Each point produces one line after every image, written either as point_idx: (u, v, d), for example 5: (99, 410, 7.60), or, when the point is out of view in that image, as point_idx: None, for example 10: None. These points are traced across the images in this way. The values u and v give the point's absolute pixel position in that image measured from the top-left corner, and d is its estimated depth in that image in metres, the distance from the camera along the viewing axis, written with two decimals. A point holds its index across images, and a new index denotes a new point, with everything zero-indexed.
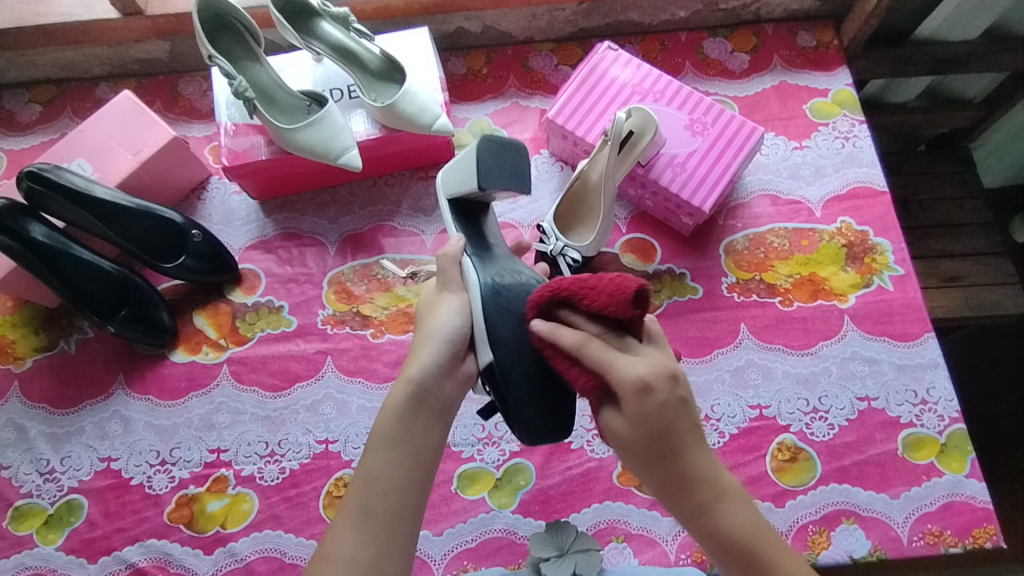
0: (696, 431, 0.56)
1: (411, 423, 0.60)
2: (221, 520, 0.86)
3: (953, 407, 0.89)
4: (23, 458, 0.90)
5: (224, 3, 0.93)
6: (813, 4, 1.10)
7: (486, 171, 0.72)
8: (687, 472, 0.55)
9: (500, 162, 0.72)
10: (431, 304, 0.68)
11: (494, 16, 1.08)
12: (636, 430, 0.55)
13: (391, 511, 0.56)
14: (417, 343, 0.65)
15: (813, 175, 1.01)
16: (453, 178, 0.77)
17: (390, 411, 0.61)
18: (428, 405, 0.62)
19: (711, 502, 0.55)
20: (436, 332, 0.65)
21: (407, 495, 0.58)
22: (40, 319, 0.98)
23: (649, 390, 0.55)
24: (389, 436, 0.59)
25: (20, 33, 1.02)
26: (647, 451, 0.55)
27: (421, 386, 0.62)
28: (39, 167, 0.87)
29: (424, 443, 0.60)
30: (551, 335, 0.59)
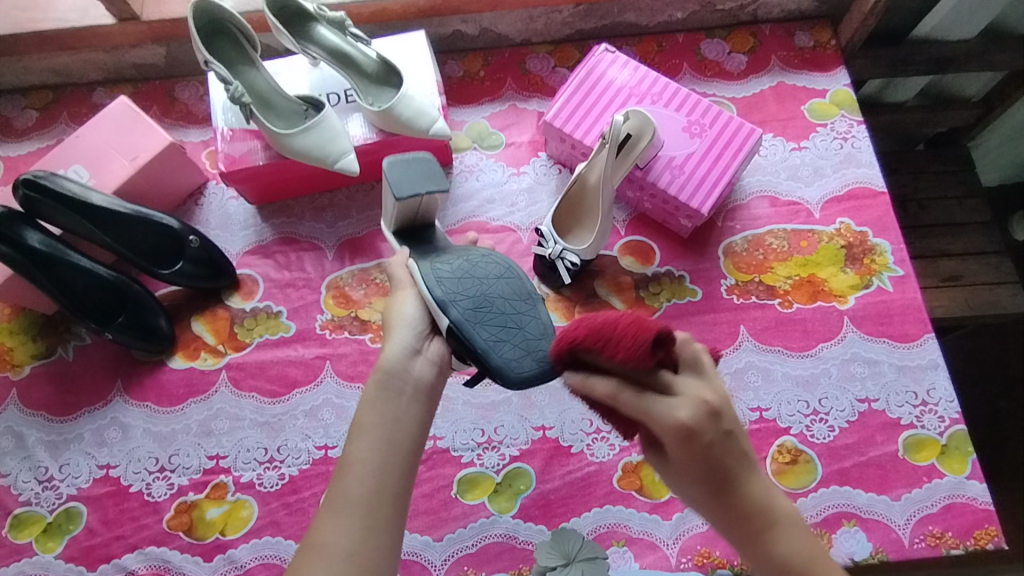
0: (745, 457, 0.55)
1: (390, 407, 0.58)
2: (221, 527, 0.86)
3: (954, 408, 0.88)
4: (21, 466, 0.90)
5: (219, 8, 0.92)
6: (810, 4, 1.10)
7: (399, 181, 0.73)
8: (742, 503, 0.54)
9: (407, 172, 0.74)
10: (389, 303, 0.69)
11: (490, 18, 1.08)
12: (688, 468, 0.55)
13: (375, 497, 0.54)
14: (387, 332, 0.65)
15: (811, 176, 1.01)
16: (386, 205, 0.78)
17: (368, 400, 0.59)
18: (402, 387, 0.60)
19: (764, 533, 0.54)
20: (402, 318, 0.66)
21: (390, 483, 0.55)
22: (38, 325, 0.97)
23: (690, 432, 0.53)
24: (371, 422, 0.57)
25: (16, 40, 1.02)
26: (701, 486, 0.55)
27: (393, 369, 0.61)
28: (35, 174, 0.87)
29: (402, 427, 0.58)
30: (585, 385, 0.57)
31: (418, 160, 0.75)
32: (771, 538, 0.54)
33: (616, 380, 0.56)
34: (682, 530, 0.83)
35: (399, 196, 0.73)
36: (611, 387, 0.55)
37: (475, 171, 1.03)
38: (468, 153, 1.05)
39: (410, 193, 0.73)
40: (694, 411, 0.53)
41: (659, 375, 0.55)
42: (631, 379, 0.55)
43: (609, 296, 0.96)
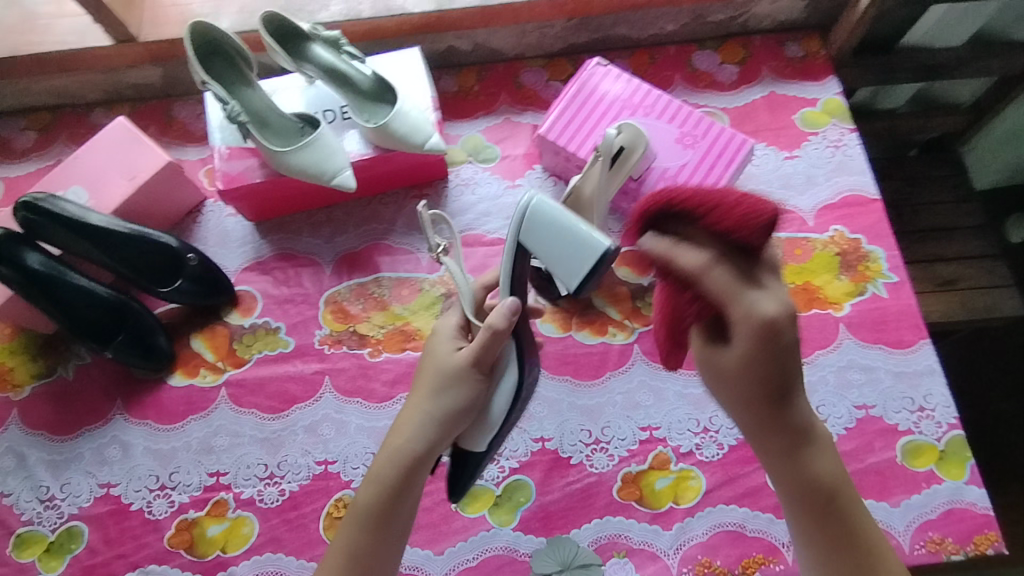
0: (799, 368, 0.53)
1: (400, 500, 0.64)
2: (222, 544, 0.86)
3: (951, 414, 0.89)
4: (23, 485, 0.90)
5: (215, 29, 0.93)
6: (800, 15, 1.11)
7: (544, 238, 0.63)
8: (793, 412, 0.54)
9: (568, 246, 0.61)
10: (449, 383, 0.66)
11: (484, 34, 1.09)
12: (762, 377, 0.50)
13: (369, 565, 0.63)
14: (414, 416, 0.66)
15: (804, 185, 1.02)
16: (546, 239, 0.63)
17: (375, 486, 0.64)
18: (418, 479, 0.65)
19: (805, 451, 0.55)
20: (432, 415, 0.66)
21: (386, 554, 0.64)
22: (38, 345, 0.98)
23: (774, 329, 0.48)
24: (378, 515, 0.64)
25: (14, 62, 1.03)
26: (768, 389, 0.51)
27: (405, 467, 0.64)
28: (34, 197, 0.88)
29: (404, 522, 0.65)
30: (666, 258, 0.48)
31: (597, 266, 0.60)
32: (807, 452, 0.55)
33: (710, 251, 0.48)
34: (682, 540, 0.83)
35: (535, 252, 0.64)
36: (705, 259, 0.47)
37: (471, 184, 1.04)
38: (464, 167, 1.06)
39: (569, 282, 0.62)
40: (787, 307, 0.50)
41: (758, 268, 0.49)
42: (729, 255, 0.48)
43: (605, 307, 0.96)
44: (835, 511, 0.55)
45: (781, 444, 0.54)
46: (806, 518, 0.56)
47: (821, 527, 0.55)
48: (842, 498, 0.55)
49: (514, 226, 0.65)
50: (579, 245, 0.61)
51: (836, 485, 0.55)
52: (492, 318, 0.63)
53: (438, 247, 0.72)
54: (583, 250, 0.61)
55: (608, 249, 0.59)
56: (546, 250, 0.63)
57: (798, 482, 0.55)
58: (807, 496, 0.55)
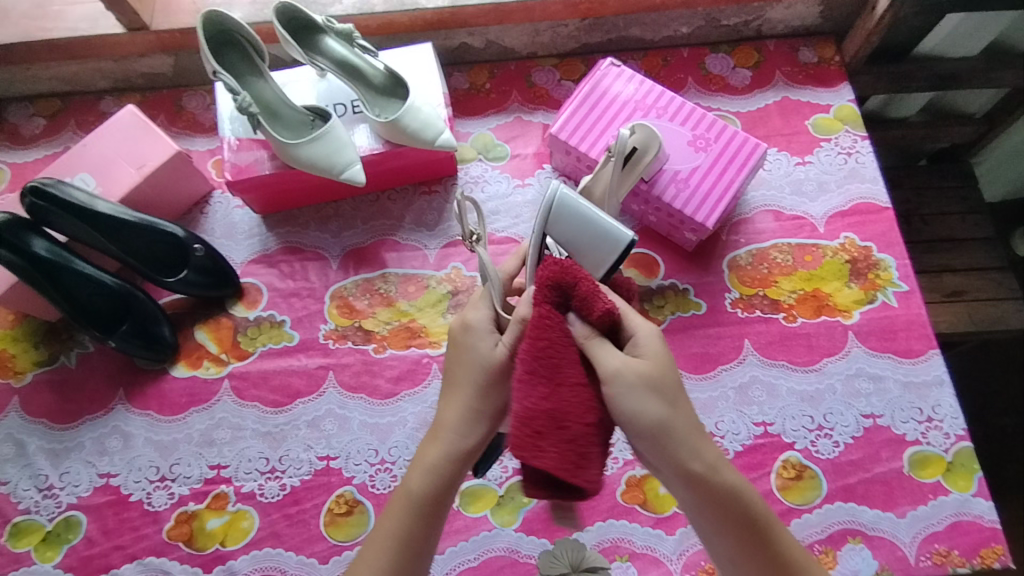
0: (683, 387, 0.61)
1: (440, 494, 0.62)
2: (221, 538, 0.85)
3: (959, 425, 0.88)
4: (21, 473, 0.89)
5: (228, 19, 0.93)
6: (814, 20, 1.11)
7: (571, 228, 0.66)
8: (689, 440, 0.59)
9: (595, 237, 0.66)
10: (494, 380, 0.62)
11: (497, 31, 1.08)
12: (649, 416, 0.57)
13: (416, 553, 0.61)
14: (461, 412, 0.63)
15: (816, 191, 1.01)
16: (568, 233, 0.66)
17: (429, 475, 0.62)
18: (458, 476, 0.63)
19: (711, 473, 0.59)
20: (480, 411, 0.63)
21: (424, 548, 0.62)
22: (40, 332, 0.97)
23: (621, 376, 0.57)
24: (427, 505, 0.61)
25: (25, 48, 1.02)
26: (652, 423, 0.57)
27: (459, 460, 0.62)
28: (42, 182, 0.87)
29: (439, 519, 0.62)
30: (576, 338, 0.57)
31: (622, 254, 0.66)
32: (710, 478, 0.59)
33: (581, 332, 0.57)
34: (685, 545, 0.82)
35: (562, 242, 0.67)
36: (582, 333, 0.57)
37: (481, 182, 1.04)
38: (474, 165, 1.05)
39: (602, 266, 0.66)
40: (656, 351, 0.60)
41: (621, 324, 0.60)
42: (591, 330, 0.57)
43: None
44: (749, 524, 0.59)
45: (683, 477, 0.58)
46: (725, 534, 0.60)
47: (737, 540, 0.59)
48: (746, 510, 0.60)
49: (541, 213, 0.67)
50: (609, 237, 0.66)
51: (745, 501, 0.60)
52: (520, 309, 0.60)
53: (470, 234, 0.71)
54: (611, 239, 0.66)
55: (634, 241, 0.65)
56: (572, 239, 0.66)
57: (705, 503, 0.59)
58: (722, 517, 0.59)
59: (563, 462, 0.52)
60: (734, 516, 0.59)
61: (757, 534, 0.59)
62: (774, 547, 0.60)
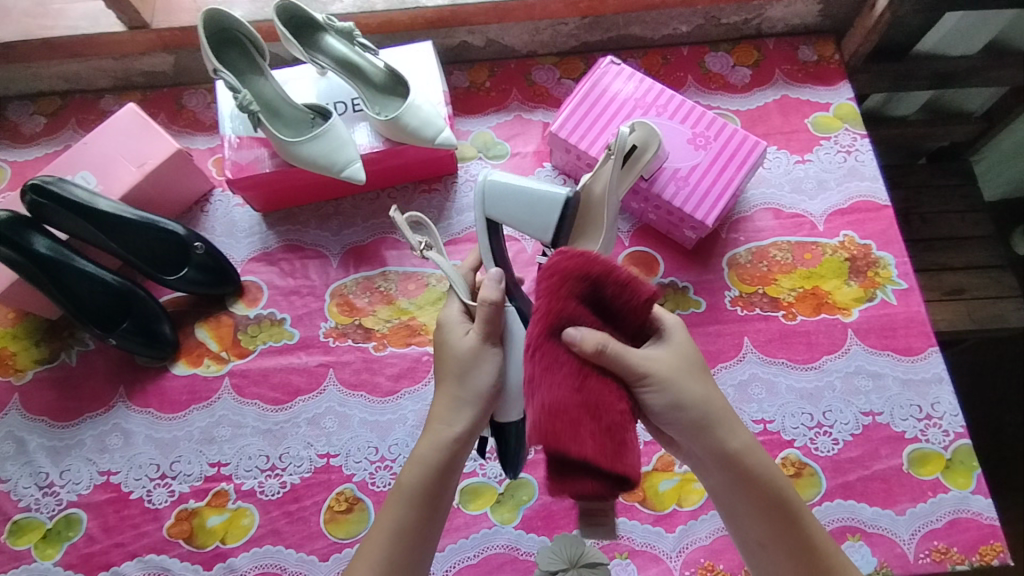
0: (717, 379, 0.65)
1: (435, 481, 0.62)
2: (221, 535, 0.85)
3: (958, 423, 0.88)
4: (22, 471, 0.89)
5: (228, 17, 0.93)
6: (814, 18, 1.11)
7: (511, 204, 0.72)
8: (723, 424, 0.63)
9: (533, 204, 0.71)
10: (471, 365, 0.64)
11: (497, 30, 1.09)
12: (686, 403, 0.62)
13: (415, 542, 0.62)
14: (448, 403, 0.64)
15: (815, 189, 1.02)
16: (508, 209, 0.72)
17: (422, 466, 0.62)
18: (453, 464, 0.63)
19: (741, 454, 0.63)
20: (464, 398, 0.64)
21: (424, 537, 0.62)
22: (41, 330, 0.97)
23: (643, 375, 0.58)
24: (422, 495, 0.62)
25: (25, 46, 1.02)
26: (686, 405, 0.62)
27: (452, 448, 0.63)
28: (42, 180, 0.87)
29: (437, 507, 0.63)
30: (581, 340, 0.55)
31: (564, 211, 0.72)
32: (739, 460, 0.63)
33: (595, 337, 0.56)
34: (685, 543, 0.83)
35: (506, 220, 0.72)
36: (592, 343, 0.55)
37: (481, 181, 1.04)
38: (474, 163, 1.05)
39: (549, 229, 0.72)
40: (685, 344, 0.63)
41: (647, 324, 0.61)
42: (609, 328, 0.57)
43: None
44: (778, 506, 0.63)
45: (718, 456, 0.63)
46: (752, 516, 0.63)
47: (768, 522, 0.63)
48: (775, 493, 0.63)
49: (480, 203, 0.73)
50: (549, 198, 0.71)
51: (777, 485, 0.63)
52: (483, 291, 0.63)
53: (420, 244, 0.72)
54: (551, 201, 0.71)
55: (572, 195, 0.71)
56: (512, 211, 0.72)
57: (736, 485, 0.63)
58: (756, 499, 0.63)
59: (602, 453, 0.53)
60: (766, 499, 0.63)
61: (785, 517, 0.63)
62: (800, 529, 0.63)
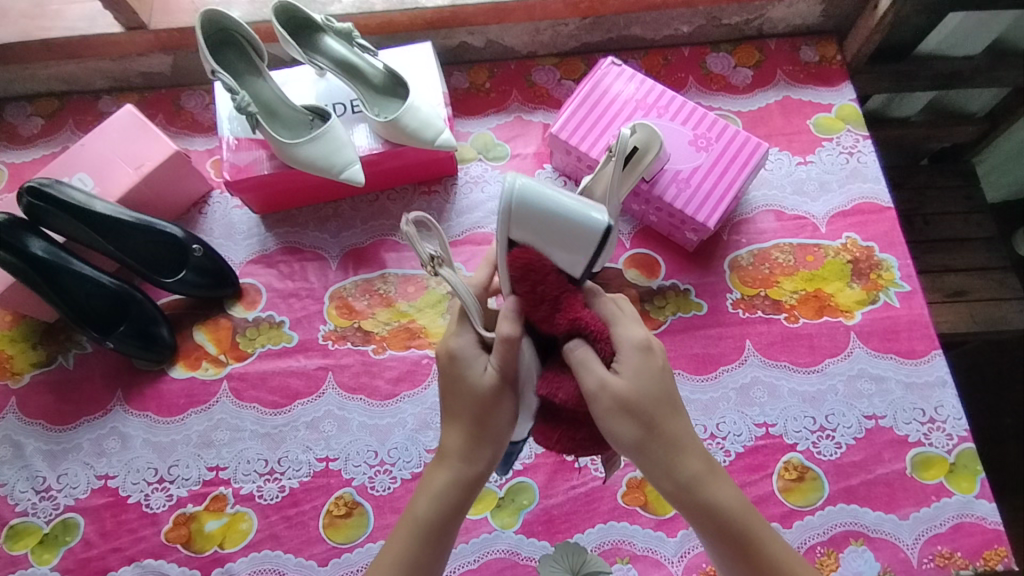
0: (674, 395, 0.59)
1: (447, 516, 0.61)
2: (220, 540, 0.85)
3: (962, 426, 0.87)
4: (19, 475, 0.89)
5: (227, 18, 0.93)
6: (816, 19, 1.10)
7: (538, 221, 0.56)
8: (678, 454, 0.58)
9: (568, 230, 0.56)
10: (490, 406, 0.60)
11: (497, 30, 1.08)
12: (635, 426, 0.57)
13: None
14: (464, 440, 0.61)
15: (818, 191, 1.01)
16: (538, 233, 0.57)
17: (436, 501, 0.61)
18: (469, 500, 0.62)
19: (703, 481, 0.59)
20: (483, 439, 0.61)
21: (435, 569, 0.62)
22: (38, 333, 0.97)
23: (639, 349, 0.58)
24: (435, 531, 0.61)
25: (22, 47, 1.02)
26: (635, 442, 0.57)
27: (467, 486, 0.61)
28: (40, 182, 0.87)
29: (451, 541, 0.62)
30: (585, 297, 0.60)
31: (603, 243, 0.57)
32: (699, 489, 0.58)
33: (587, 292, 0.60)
34: (686, 547, 0.82)
35: (533, 243, 0.57)
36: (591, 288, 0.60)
37: (480, 182, 1.03)
38: (473, 164, 1.05)
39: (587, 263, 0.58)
40: (637, 363, 0.58)
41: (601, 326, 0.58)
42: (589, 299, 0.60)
43: None
44: (740, 537, 0.59)
45: (671, 486, 0.58)
46: (713, 542, 0.60)
47: (724, 548, 0.60)
48: (738, 525, 0.59)
49: (502, 221, 0.57)
50: (582, 229, 0.56)
51: (733, 515, 0.59)
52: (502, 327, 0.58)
53: (431, 258, 0.62)
54: (584, 232, 0.57)
55: (612, 225, 0.56)
56: (542, 237, 0.57)
57: (700, 511, 0.59)
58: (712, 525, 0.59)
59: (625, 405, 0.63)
60: (725, 530, 0.59)
61: (744, 544, 0.59)
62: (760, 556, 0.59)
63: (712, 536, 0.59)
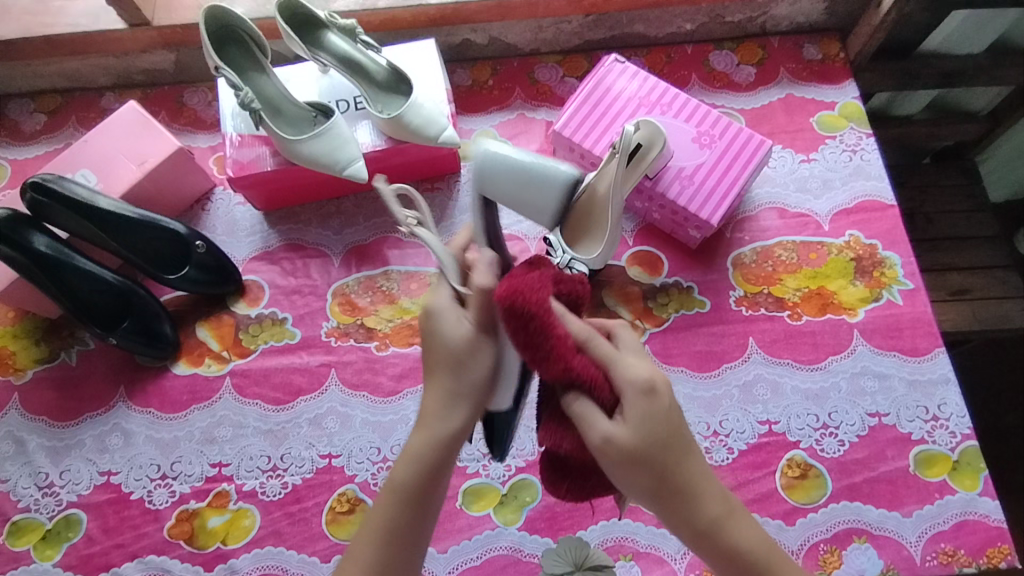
0: (687, 440, 0.56)
1: (427, 480, 0.59)
2: (222, 536, 0.85)
3: (965, 424, 0.87)
4: (22, 471, 0.89)
5: (232, 14, 0.93)
6: (819, 17, 1.10)
7: (505, 176, 0.73)
8: (693, 498, 0.56)
9: (530, 181, 0.75)
10: (465, 358, 0.59)
11: (500, 27, 1.08)
12: (647, 476, 0.54)
13: (408, 543, 0.59)
14: (441, 398, 0.60)
15: (820, 189, 1.01)
16: (505, 187, 0.74)
17: (415, 463, 0.60)
18: (449, 462, 0.60)
19: (720, 522, 0.57)
20: (461, 393, 0.60)
21: (418, 537, 0.60)
22: (41, 329, 0.97)
23: (649, 391, 0.54)
24: (415, 494, 0.59)
25: (26, 44, 1.02)
26: (648, 488, 0.55)
27: (445, 444, 0.60)
28: (42, 178, 0.87)
29: (433, 505, 0.61)
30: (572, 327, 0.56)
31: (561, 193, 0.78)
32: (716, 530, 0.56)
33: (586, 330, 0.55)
34: (689, 545, 0.82)
35: (502, 197, 0.74)
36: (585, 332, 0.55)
37: None
38: None
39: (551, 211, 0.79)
40: (646, 408, 0.54)
41: (600, 369, 0.54)
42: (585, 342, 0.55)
43: (617, 306, 0.95)
44: (755, 573, 0.57)
45: (688, 531, 0.57)
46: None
47: None
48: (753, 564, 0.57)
49: (474, 182, 0.73)
50: (545, 177, 0.76)
51: (750, 554, 0.57)
52: (479, 277, 0.58)
53: (408, 219, 0.62)
54: (545, 184, 0.76)
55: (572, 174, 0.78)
56: (509, 192, 0.74)
57: (715, 552, 0.57)
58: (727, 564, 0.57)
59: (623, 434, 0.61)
60: (738, 567, 0.57)
61: None
62: None
63: (729, 574, 0.58)
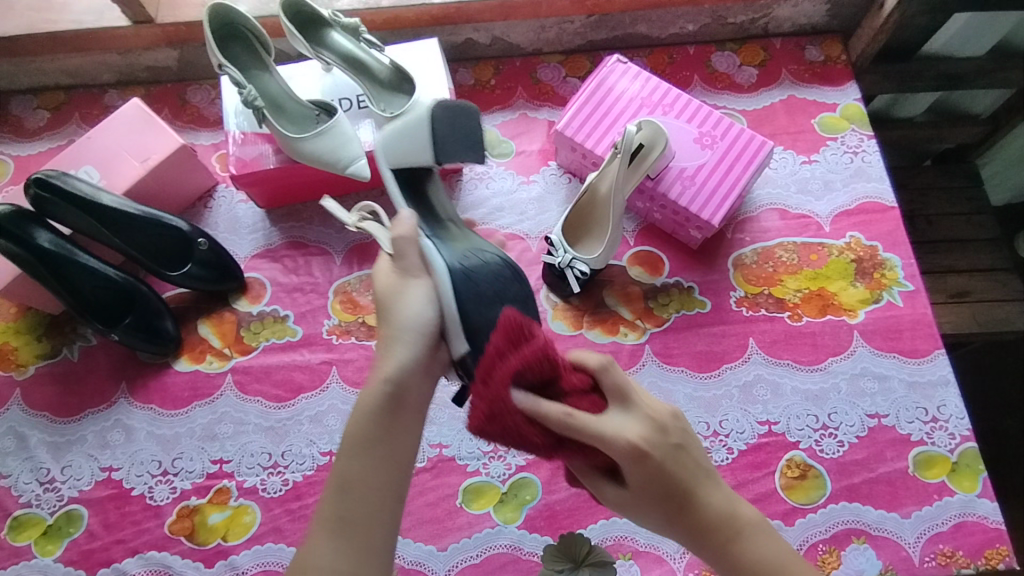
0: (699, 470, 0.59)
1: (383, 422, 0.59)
2: (222, 533, 0.85)
3: (965, 426, 0.87)
4: (23, 466, 0.89)
5: (235, 12, 0.93)
6: (821, 19, 1.11)
7: (399, 144, 0.81)
8: (709, 526, 0.58)
9: (415, 133, 0.81)
10: (396, 297, 0.64)
11: (503, 27, 1.08)
12: (657, 513, 0.59)
13: (372, 492, 0.57)
14: (385, 341, 0.63)
15: (822, 190, 1.01)
16: (397, 146, 0.81)
17: (365, 412, 0.59)
18: (402, 404, 0.60)
19: (732, 539, 0.58)
20: (402, 330, 0.62)
21: (381, 490, 0.57)
22: (43, 325, 0.97)
23: (641, 454, 0.56)
24: (371, 438, 0.58)
25: (30, 40, 1.02)
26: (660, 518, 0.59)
27: (395, 382, 0.60)
28: (47, 174, 0.88)
29: (395, 456, 0.59)
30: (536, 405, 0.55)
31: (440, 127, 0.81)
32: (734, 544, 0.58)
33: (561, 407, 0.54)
34: None
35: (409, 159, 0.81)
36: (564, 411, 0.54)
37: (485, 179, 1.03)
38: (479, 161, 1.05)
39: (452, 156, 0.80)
40: (640, 469, 0.56)
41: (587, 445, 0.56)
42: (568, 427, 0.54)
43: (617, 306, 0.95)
44: None
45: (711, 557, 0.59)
46: None
47: None
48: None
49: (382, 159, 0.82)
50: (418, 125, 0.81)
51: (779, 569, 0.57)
52: (398, 228, 0.68)
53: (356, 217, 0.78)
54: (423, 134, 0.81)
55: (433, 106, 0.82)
56: (405, 150, 0.81)
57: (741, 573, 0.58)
58: None
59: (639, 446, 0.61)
60: None
61: None
62: None
63: None
